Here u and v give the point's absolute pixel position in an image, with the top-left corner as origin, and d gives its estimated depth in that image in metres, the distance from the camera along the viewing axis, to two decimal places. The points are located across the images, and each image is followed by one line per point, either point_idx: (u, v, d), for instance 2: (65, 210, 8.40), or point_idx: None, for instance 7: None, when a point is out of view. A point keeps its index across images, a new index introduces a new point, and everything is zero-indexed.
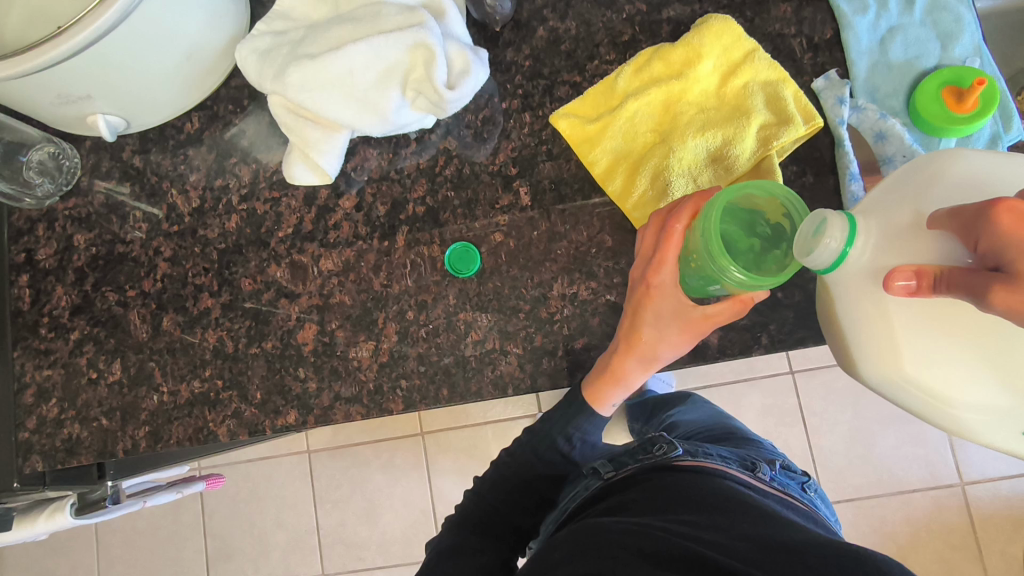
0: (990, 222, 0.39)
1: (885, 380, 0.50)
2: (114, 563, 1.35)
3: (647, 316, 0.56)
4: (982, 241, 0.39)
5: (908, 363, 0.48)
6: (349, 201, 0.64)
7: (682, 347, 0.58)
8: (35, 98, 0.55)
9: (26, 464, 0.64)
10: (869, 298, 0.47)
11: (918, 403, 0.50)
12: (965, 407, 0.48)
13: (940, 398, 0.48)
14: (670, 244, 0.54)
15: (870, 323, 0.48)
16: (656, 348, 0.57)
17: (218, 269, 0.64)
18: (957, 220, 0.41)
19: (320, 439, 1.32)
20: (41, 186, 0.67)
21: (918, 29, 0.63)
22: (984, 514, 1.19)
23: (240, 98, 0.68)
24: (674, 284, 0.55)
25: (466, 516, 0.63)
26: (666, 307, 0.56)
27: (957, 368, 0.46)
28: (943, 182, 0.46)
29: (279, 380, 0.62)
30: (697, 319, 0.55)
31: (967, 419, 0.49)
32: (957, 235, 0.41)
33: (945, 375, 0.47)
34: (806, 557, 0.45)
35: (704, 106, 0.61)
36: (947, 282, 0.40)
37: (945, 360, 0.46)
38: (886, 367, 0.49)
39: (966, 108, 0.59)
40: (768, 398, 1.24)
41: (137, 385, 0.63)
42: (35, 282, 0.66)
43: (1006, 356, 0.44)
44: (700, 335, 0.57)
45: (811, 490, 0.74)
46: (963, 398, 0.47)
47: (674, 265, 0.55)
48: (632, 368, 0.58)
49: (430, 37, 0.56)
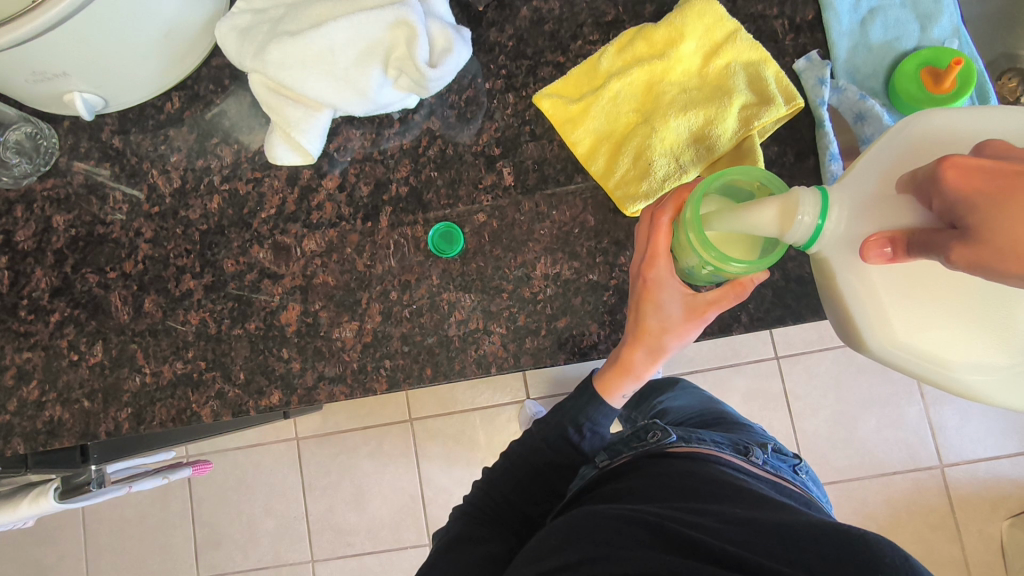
0: (939, 181, 0.40)
1: (884, 355, 0.50)
2: (102, 552, 1.35)
3: (648, 309, 0.57)
4: (936, 200, 0.40)
5: (901, 331, 0.49)
6: (332, 181, 0.64)
7: (688, 335, 0.58)
8: (10, 74, 0.54)
9: (7, 447, 0.63)
10: (851, 272, 0.48)
11: (922, 375, 0.50)
12: (964, 369, 0.49)
13: (939, 364, 0.49)
14: (658, 238, 0.55)
15: (860, 299, 0.49)
16: (662, 338, 0.58)
17: (200, 251, 0.64)
18: (915, 184, 0.42)
19: (308, 426, 1.32)
20: (18, 165, 0.66)
21: (898, 10, 0.63)
22: (962, 496, 1.22)
23: (222, 78, 0.68)
24: (670, 274, 0.56)
25: (478, 506, 0.64)
26: (665, 298, 0.56)
27: (949, 330, 0.48)
28: (909, 149, 0.48)
29: (263, 360, 0.62)
30: (699, 305, 0.56)
31: (968, 383, 0.50)
32: (917, 195, 0.42)
33: (940, 338, 0.48)
34: (800, 538, 0.45)
35: (687, 86, 0.61)
36: (916, 244, 0.41)
37: (935, 322, 0.48)
38: (882, 341, 0.49)
39: (944, 88, 0.60)
40: (753, 382, 1.26)
41: (119, 366, 0.63)
42: (14, 264, 0.65)
43: (985, 310, 0.47)
44: (704, 321, 0.57)
45: (803, 471, 0.74)
46: (959, 358, 0.49)
47: (667, 257, 0.56)
48: (641, 361, 0.60)
49: (412, 15, 0.55)
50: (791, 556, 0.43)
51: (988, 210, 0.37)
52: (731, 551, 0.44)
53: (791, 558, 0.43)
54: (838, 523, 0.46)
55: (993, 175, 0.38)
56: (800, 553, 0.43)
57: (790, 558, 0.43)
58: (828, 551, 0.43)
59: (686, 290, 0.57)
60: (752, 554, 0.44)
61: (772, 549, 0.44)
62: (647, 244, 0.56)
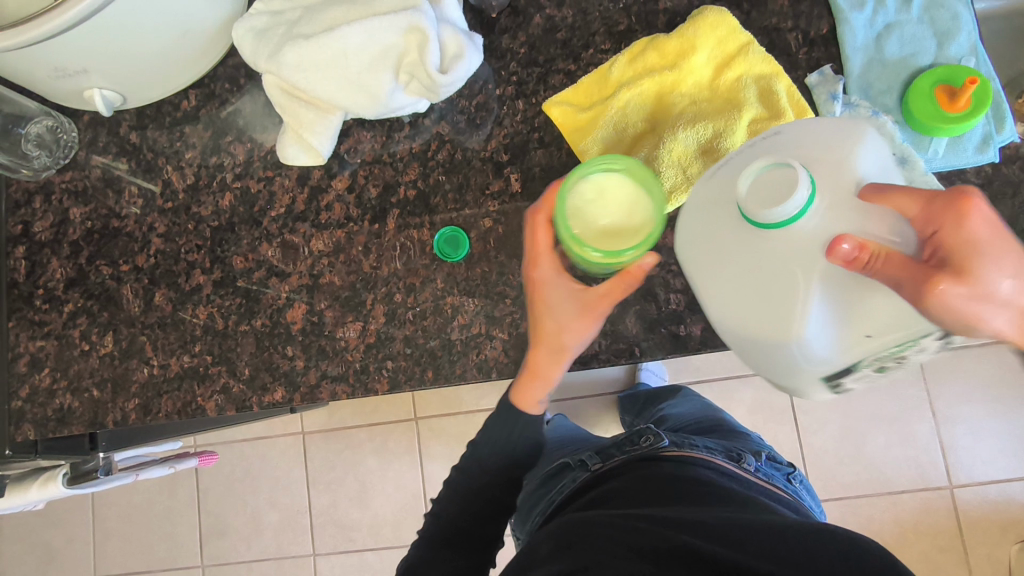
0: (964, 213, 0.40)
1: (753, 331, 0.47)
2: (109, 536, 1.38)
3: (540, 308, 0.57)
4: (946, 233, 0.40)
5: (787, 315, 0.45)
6: (341, 182, 0.65)
7: (586, 334, 0.57)
8: (33, 70, 0.55)
9: (17, 432, 0.65)
10: (785, 252, 0.44)
11: (767, 359, 0.48)
12: (808, 367, 0.47)
13: (792, 355, 0.46)
14: (538, 235, 0.56)
15: (773, 271, 0.45)
16: (560, 339, 0.57)
17: (211, 247, 0.65)
18: (923, 200, 0.42)
19: (314, 421, 1.33)
20: (38, 158, 0.67)
21: (914, 26, 0.62)
22: (971, 518, 1.19)
23: (237, 77, 0.69)
24: (555, 271, 0.56)
25: (433, 531, 0.64)
26: (555, 296, 0.56)
27: (823, 330, 0.45)
28: (870, 157, 0.46)
29: (267, 357, 0.63)
30: (589, 299, 0.56)
31: (800, 377, 0.49)
32: (919, 216, 0.42)
33: (812, 335, 0.45)
34: (789, 539, 0.46)
35: (697, 98, 0.61)
36: (888, 260, 0.40)
37: (804, 311, 0.44)
38: (714, 292, 0.49)
39: (958, 107, 0.58)
40: (760, 394, 1.25)
41: (129, 357, 0.64)
42: (31, 253, 0.67)
43: (865, 322, 0.44)
44: (598, 317, 0.56)
45: (797, 481, 0.74)
46: (811, 357, 0.46)
47: (550, 254, 0.56)
48: (544, 363, 0.58)
49: (424, 20, 0.56)
50: (781, 558, 0.44)
51: (986, 257, 0.39)
52: (722, 553, 0.44)
53: (781, 559, 0.43)
54: (824, 524, 0.47)
55: (999, 230, 0.40)
56: (790, 554, 0.44)
57: (781, 560, 0.43)
58: (816, 551, 0.44)
59: (581, 287, 0.56)
60: (740, 555, 0.44)
61: (763, 550, 0.45)
62: (530, 244, 0.57)
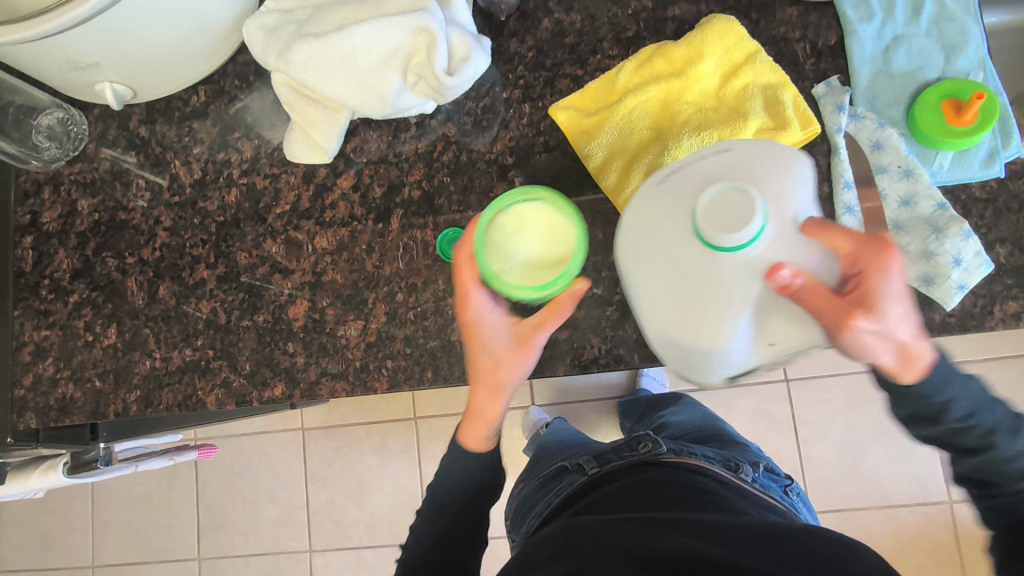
0: (886, 259, 0.47)
1: (675, 336, 0.49)
2: (108, 526, 1.38)
3: (474, 347, 0.57)
4: (869, 274, 0.47)
5: (711, 325, 0.47)
6: (347, 181, 0.65)
7: (524, 365, 0.58)
8: (45, 63, 0.56)
9: (20, 420, 0.65)
10: (724, 270, 0.45)
11: (679, 360, 0.51)
12: (716, 369, 0.50)
13: (704, 359, 0.49)
14: (463, 276, 0.56)
15: (708, 285, 0.46)
16: (497, 374, 0.58)
17: (216, 242, 0.66)
18: (856, 242, 0.47)
19: (314, 418, 1.34)
20: (48, 150, 0.68)
21: (923, 39, 0.62)
22: (971, 534, 1.19)
23: (247, 74, 0.69)
24: (484, 308, 0.57)
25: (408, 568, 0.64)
26: (488, 333, 0.57)
27: (738, 340, 0.47)
28: (803, 185, 0.48)
29: (269, 353, 0.63)
30: (523, 332, 0.57)
31: (705, 376, 0.52)
32: (849, 255, 0.48)
33: (728, 344, 0.48)
34: (787, 544, 0.45)
35: (703, 106, 0.61)
36: (815, 295, 0.45)
37: (726, 322, 0.47)
38: (645, 289, 0.50)
39: (964, 121, 0.58)
40: (761, 403, 1.25)
41: (131, 349, 0.65)
42: (38, 244, 0.68)
43: (773, 333, 0.48)
44: (534, 347, 0.57)
45: (794, 493, 0.73)
46: (722, 362, 0.49)
47: (476, 294, 0.56)
48: (484, 398, 0.59)
49: (432, 22, 0.56)
50: (779, 563, 0.43)
51: (891, 299, 0.48)
52: (721, 557, 0.44)
53: (779, 564, 0.43)
54: (821, 530, 0.47)
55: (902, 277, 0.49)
56: (788, 560, 0.44)
57: (779, 565, 0.43)
58: (813, 557, 0.44)
59: (512, 320, 0.58)
60: (737, 554, 0.44)
61: (761, 555, 0.44)
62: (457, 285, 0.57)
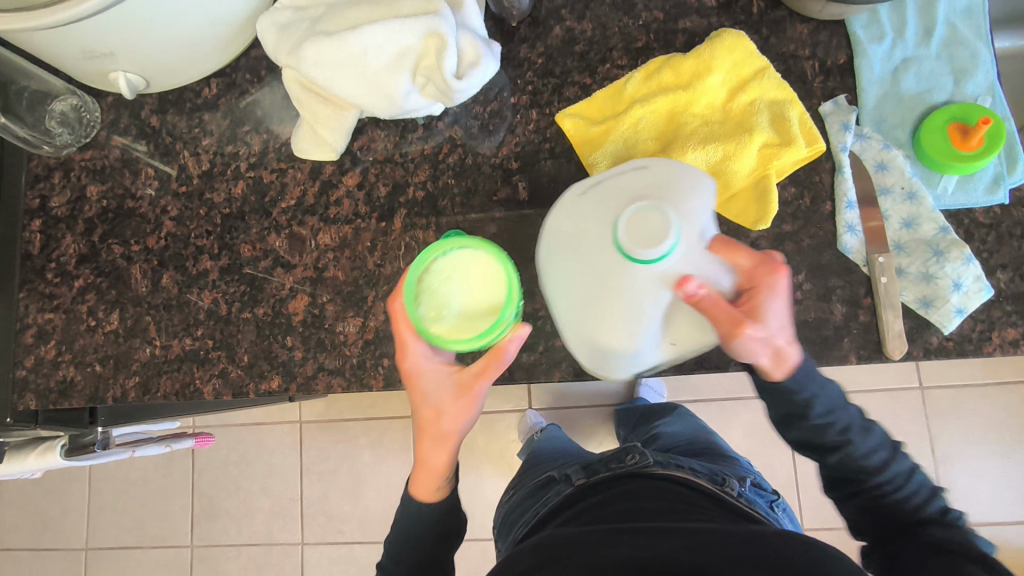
0: (783, 275, 0.52)
1: (588, 336, 0.51)
2: (104, 509, 1.40)
3: (416, 398, 0.58)
4: (769, 290, 0.51)
5: (622, 327, 0.49)
6: (352, 178, 0.66)
7: (466, 414, 0.58)
8: (61, 50, 0.57)
9: (20, 401, 0.66)
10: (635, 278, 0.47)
11: (590, 360, 0.53)
12: (623, 368, 0.52)
13: (614, 358, 0.51)
14: (400, 330, 0.55)
15: (620, 291, 0.48)
16: (440, 423, 0.58)
17: (220, 233, 0.66)
18: (755, 260, 0.51)
19: (312, 411, 1.34)
20: (60, 135, 0.69)
21: (933, 62, 0.62)
22: None
23: (259, 69, 0.70)
24: (423, 360, 0.56)
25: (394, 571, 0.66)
26: (428, 385, 0.57)
27: (646, 342, 0.50)
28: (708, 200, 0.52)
29: (267, 346, 0.64)
30: (462, 383, 0.57)
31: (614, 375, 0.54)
32: (749, 271, 0.52)
33: (636, 345, 0.50)
34: (769, 556, 0.46)
35: (709, 119, 0.61)
36: (720, 304, 0.49)
37: (636, 326, 0.49)
38: (562, 289, 0.52)
39: (969, 146, 0.59)
40: (759, 418, 1.24)
41: (132, 336, 0.66)
42: (46, 228, 0.68)
43: (676, 334, 0.51)
44: (475, 397, 0.57)
45: (780, 510, 0.73)
46: (630, 361, 0.51)
47: (414, 347, 0.56)
48: (429, 446, 0.60)
49: (443, 26, 0.57)
50: None
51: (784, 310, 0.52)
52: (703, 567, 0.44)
53: None
54: (805, 540, 0.47)
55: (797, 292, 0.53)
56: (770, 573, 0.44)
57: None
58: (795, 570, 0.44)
59: (454, 368, 0.57)
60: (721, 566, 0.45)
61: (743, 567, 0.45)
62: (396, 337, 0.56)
